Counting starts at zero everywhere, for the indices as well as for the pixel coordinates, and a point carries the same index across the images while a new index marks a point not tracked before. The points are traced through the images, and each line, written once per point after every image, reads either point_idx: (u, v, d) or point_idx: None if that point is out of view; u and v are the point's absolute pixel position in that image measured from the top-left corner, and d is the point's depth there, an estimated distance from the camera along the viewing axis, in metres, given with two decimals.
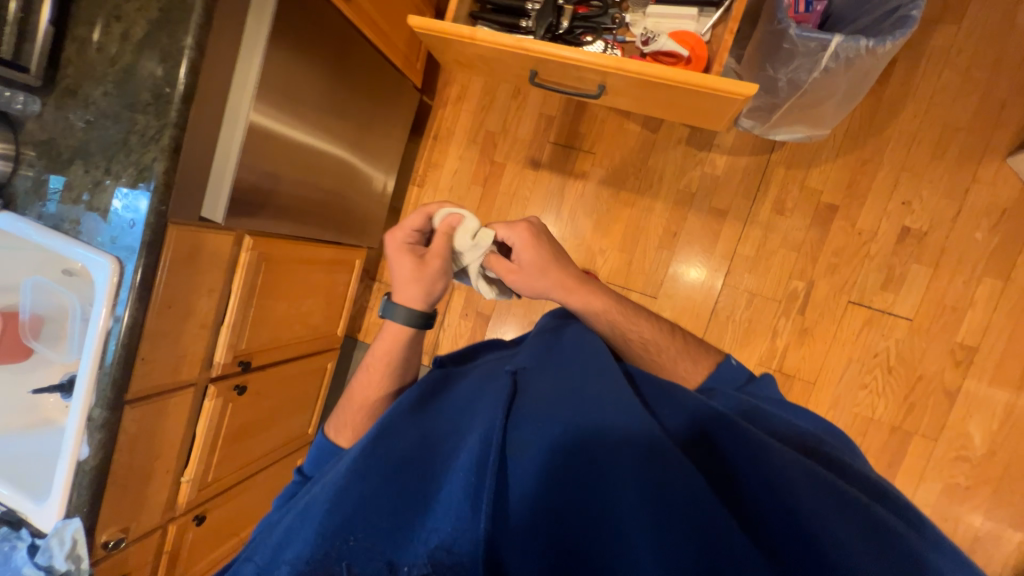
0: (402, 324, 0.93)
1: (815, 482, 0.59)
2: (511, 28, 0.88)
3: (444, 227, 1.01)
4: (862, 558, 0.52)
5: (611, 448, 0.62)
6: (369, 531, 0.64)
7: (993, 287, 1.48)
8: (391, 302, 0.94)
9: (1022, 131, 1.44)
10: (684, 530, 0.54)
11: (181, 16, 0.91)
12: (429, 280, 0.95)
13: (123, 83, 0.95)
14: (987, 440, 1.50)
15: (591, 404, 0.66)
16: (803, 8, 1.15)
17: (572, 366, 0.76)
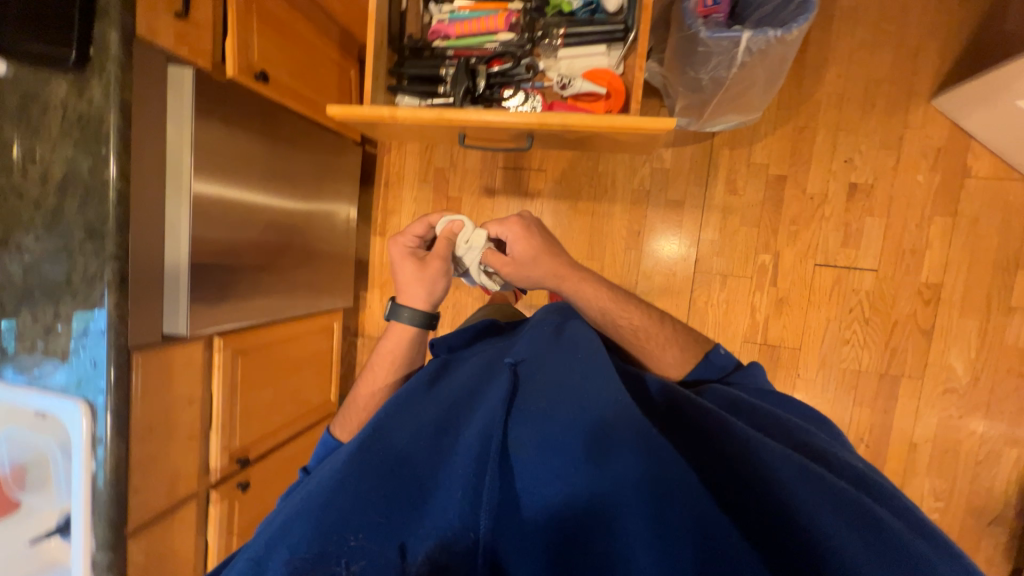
0: (406, 325, 0.99)
1: (808, 470, 0.58)
2: (430, 95, 0.90)
3: (445, 233, 1.02)
4: (857, 550, 0.50)
5: (606, 437, 0.62)
6: (367, 529, 0.60)
7: (944, 224, 1.54)
8: (396, 304, 0.99)
9: (939, 72, 1.50)
10: (678, 519, 0.55)
11: (97, 147, 0.89)
12: (431, 282, 0.99)
13: (53, 224, 0.92)
14: (969, 368, 1.56)
15: (586, 396, 0.69)
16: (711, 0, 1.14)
17: (568, 363, 0.78)
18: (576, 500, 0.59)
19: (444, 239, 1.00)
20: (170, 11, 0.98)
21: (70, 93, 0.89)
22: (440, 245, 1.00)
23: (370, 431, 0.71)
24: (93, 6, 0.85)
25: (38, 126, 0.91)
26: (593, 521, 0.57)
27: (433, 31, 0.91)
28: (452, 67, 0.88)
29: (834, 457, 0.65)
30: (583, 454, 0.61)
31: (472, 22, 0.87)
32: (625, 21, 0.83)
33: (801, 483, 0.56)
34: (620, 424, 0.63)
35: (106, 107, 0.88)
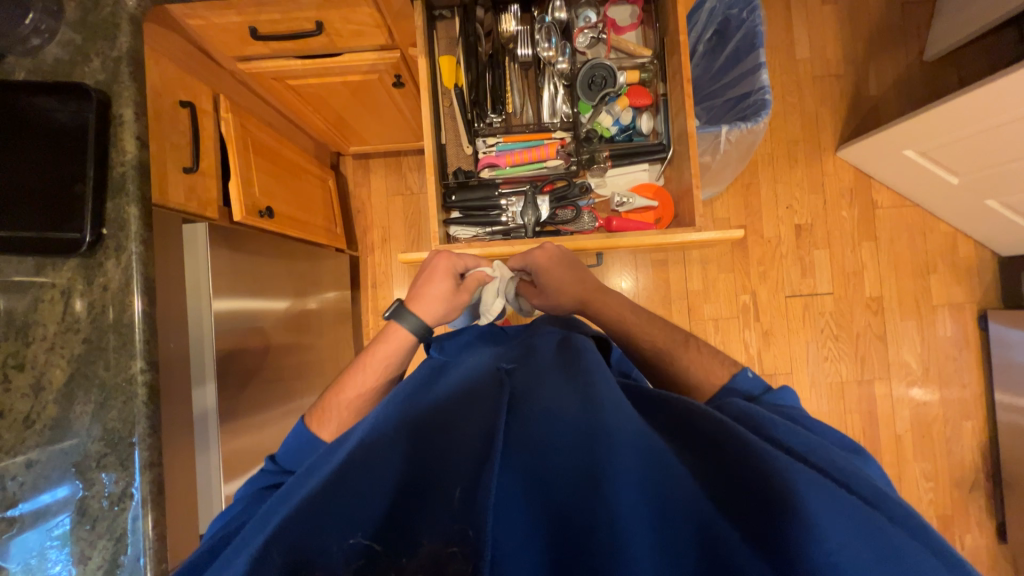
0: (409, 332, 0.78)
1: (833, 496, 0.43)
2: (490, 224, 0.94)
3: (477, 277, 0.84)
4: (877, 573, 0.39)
5: (613, 441, 0.49)
6: (366, 527, 0.46)
7: (871, 247, 1.86)
8: (403, 305, 0.79)
9: (837, 130, 1.86)
10: (681, 526, 0.45)
11: (117, 339, 0.75)
12: (454, 305, 0.81)
13: (56, 440, 0.74)
14: (920, 360, 1.85)
15: (589, 392, 0.54)
16: None
17: (567, 358, 0.63)
18: (577, 506, 0.47)
19: (481, 278, 0.84)
20: (179, 167, 0.90)
21: (76, 280, 0.75)
22: (474, 276, 0.84)
23: (356, 440, 0.54)
24: (105, 182, 0.75)
25: (28, 322, 0.74)
26: (591, 530, 0.45)
27: (481, 162, 0.94)
28: (512, 198, 0.95)
29: (865, 477, 0.48)
30: (578, 461, 0.49)
31: (522, 153, 0.93)
32: (662, 142, 0.94)
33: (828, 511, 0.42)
34: (621, 428, 0.50)
35: (127, 291, 0.75)
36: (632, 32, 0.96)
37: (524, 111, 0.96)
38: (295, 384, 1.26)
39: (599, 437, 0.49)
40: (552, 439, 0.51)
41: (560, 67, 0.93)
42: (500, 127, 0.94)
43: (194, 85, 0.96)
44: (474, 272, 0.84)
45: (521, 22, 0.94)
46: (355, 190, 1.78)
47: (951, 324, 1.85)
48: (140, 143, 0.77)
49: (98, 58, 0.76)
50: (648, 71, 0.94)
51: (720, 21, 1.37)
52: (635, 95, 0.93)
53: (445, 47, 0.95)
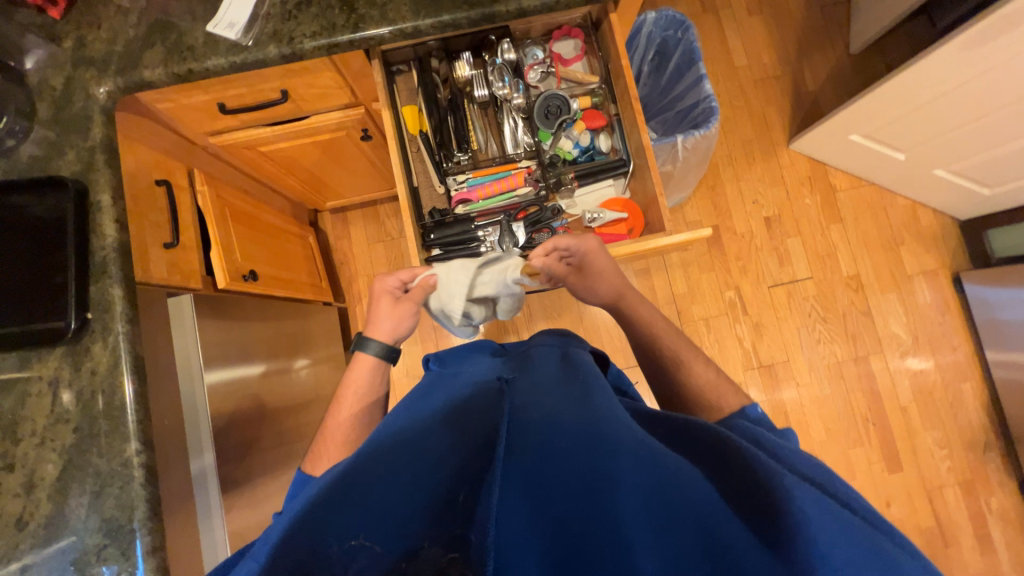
0: (373, 357, 0.86)
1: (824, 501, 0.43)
2: (471, 256, 0.97)
3: (422, 285, 0.85)
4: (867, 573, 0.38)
5: (612, 447, 0.49)
6: (371, 530, 0.46)
7: (839, 228, 1.94)
8: (362, 335, 0.87)
9: (786, 125, 1.97)
10: (683, 534, 0.43)
11: (109, 423, 0.74)
12: (406, 320, 0.86)
13: (53, 538, 0.71)
14: (908, 330, 1.89)
15: (590, 406, 0.55)
16: None
17: (567, 376, 0.64)
18: (577, 514, 0.46)
19: (424, 284, 0.84)
20: (160, 244, 0.91)
21: (63, 369, 0.74)
22: (417, 285, 0.86)
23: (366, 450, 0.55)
24: (87, 267, 0.76)
25: (17, 419, 0.73)
26: (592, 537, 0.44)
27: (454, 199, 0.97)
28: (488, 229, 0.98)
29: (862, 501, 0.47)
30: (580, 469, 0.48)
31: (492, 185, 0.97)
32: (621, 157, 0.99)
33: (835, 526, 0.41)
34: (621, 436, 0.50)
35: (116, 372, 0.75)
36: (578, 62, 1.02)
37: (489, 146, 1.01)
38: (295, 445, 1.23)
39: (598, 443, 0.50)
40: (552, 447, 0.51)
41: (516, 102, 1.00)
42: (468, 163, 0.99)
43: (169, 164, 0.99)
44: (415, 281, 0.86)
45: (474, 66, 1.01)
46: (336, 244, 1.80)
47: (929, 291, 1.91)
48: (120, 226, 0.79)
49: (73, 150, 0.79)
50: (599, 96, 1.01)
51: (659, 43, 1.47)
52: (590, 119, 0.99)
53: (406, 97, 1.01)
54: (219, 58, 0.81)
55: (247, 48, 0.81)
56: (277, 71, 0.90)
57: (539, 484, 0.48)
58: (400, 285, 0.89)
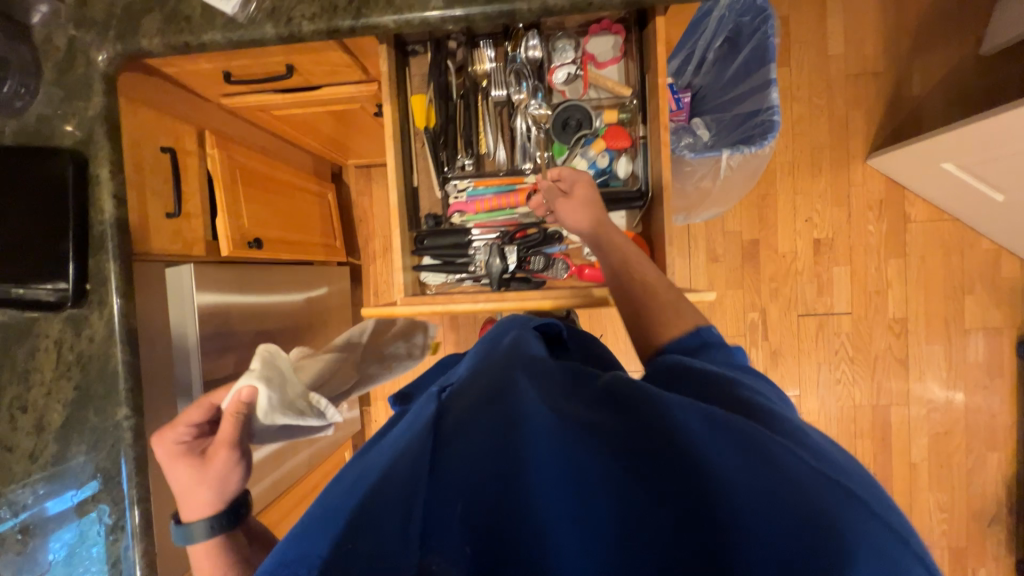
0: (208, 538, 0.61)
1: (747, 435, 0.43)
2: (459, 271, 0.93)
3: (231, 411, 0.65)
4: (797, 498, 0.39)
5: (537, 425, 0.46)
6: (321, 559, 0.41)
7: (899, 264, 1.72)
8: (180, 522, 0.62)
9: (869, 135, 1.70)
10: (626, 505, 0.42)
11: (105, 389, 0.81)
12: (226, 475, 0.64)
13: (59, 475, 0.81)
14: (945, 388, 1.73)
15: (507, 377, 0.53)
16: (675, 106, 1.31)
17: (491, 355, 0.62)
18: (518, 489, 0.43)
19: (234, 407, 0.65)
20: (162, 212, 0.93)
21: (66, 333, 0.81)
22: (227, 415, 0.65)
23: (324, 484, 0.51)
24: (85, 240, 0.79)
25: (28, 369, 0.81)
26: (538, 512, 0.42)
27: (451, 208, 0.93)
28: (480, 246, 0.92)
29: (787, 416, 0.48)
30: (505, 440, 0.45)
31: (492, 199, 0.91)
32: (640, 187, 0.90)
33: (764, 470, 0.40)
34: (538, 404, 0.48)
35: (111, 343, 0.80)
36: (614, 66, 0.90)
37: (498, 154, 0.92)
38: None
39: (519, 413, 0.47)
40: (476, 420, 0.48)
41: (533, 108, 0.90)
42: (471, 171, 0.92)
43: (176, 127, 0.98)
44: (223, 412, 0.65)
45: (495, 59, 0.90)
46: (356, 199, 1.79)
47: (983, 350, 1.71)
48: (117, 201, 0.80)
49: (75, 118, 0.79)
50: (628, 111, 0.90)
51: (731, 29, 1.27)
52: (613, 137, 0.89)
53: (419, 84, 0.93)
54: (214, 33, 0.75)
55: (243, 24, 0.75)
56: (280, 46, 0.84)
57: (468, 473, 0.44)
58: (193, 433, 0.68)
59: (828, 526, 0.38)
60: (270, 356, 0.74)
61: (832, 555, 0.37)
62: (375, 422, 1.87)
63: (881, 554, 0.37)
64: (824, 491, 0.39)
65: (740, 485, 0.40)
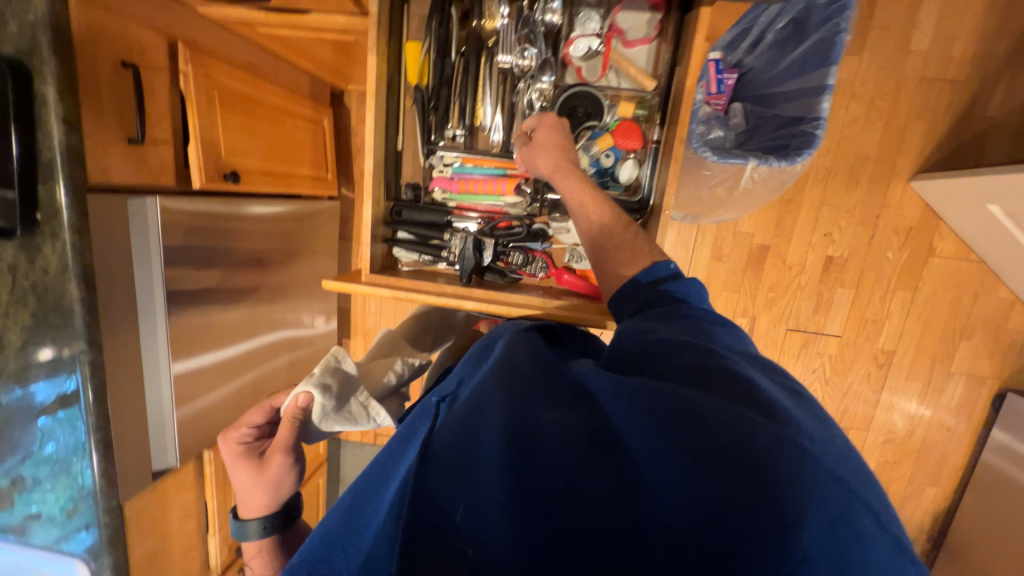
0: (262, 535, 0.69)
1: (713, 414, 0.48)
2: (431, 255, 0.86)
3: (287, 415, 0.72)
4: (764, 464, 0.44)
5: (523, 417, 0.51)
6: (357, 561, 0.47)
7: (905, 297, 1.65)
8: (238, 518, 0.70)
9: (922, 153, 1.53)
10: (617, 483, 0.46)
11: (61, 320, 0.81)
12: (277, 481, 0.71)
13: (20, 391, 0.84)
14: (909, 423, 1.75)
15: (492, 379, 0.58)
16: (715, 88, 1.16)
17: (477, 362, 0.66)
18: (515, 470, 0.47)
19: (290, 411, 0.71)
20: (122, 138, 0.84)
21: (18, 259, 0.78)
22: (285, 422, 0.72)
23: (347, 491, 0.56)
24: (34, 165, 0.73)
25: None
26: (541, 491, 0.46)
27: (433, 182, 0.84)
28: (458, 231, 0.84)
29: (755, 382, 0.52)
30: (497, 430, 0.50)
31: (479, 182, 0.82)
32: (642, 196, 0.81)
33: (732, 440, 0.45)
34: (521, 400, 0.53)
35: (65, 276, 0.78)
36: (643, 47, 0.77)
37: (493, 131, 0.82)
38: (266, 334, 1.34)
39: (506, 408, 0.52)
40: (469, 418, 0.52)
41: (542, 85, 0.78)
42: (462, 143, 0.83)
43: (140, 37, 0.86)
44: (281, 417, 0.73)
45: (509, 15, 0.76)
46: (354, 129, 1.66)
47: (959, 396, 1.71)
48: (67, 127, 0.73)
49: (17, 21, 0.69)
50: (646, 107, 0.79)
51: (801, 9, 1.08)
52: (623, 135, 0.77)
53: (417, 30, 0.81)
54: None
55: None
56: None
57: (461, 490, 0.46)
58: (254, 434, 0.76)
59: (779, 479, 0.43)
60: (333, 360, 0.79)
61: (793, 511, 0.41)
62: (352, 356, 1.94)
63: (843, 497, 0.42)
64: (786, 452, 0.44)
65: (704, 459, 0.45)
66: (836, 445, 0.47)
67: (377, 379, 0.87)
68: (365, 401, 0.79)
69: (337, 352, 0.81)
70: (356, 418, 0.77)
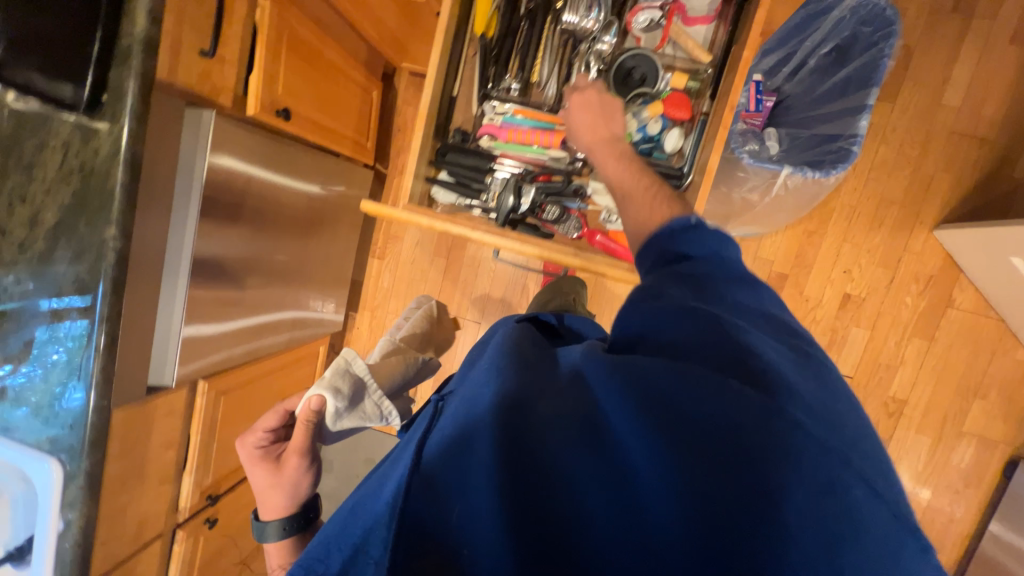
0: (282, 538, 0.68)
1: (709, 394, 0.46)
2: (469, 197, 0.88)
3: (303, 420, 0.69)
4: (761, 445, 0.43)
5: (515, 401, 0.48)
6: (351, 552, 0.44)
7: (921, 345, 1.63)
8: (258, 519, 0.69)
9: (948, 204, 1.56)
10: (618, 469, 0.45)
11: (100, 204, 0.81)
12: (296, 483, 0.69)
13: (42, 272, 0.85)
14: (914, 478, 1.68)
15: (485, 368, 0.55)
16: (754, 106, 1.18)
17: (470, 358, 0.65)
18: (510, 455, 0.44)
19: (305, 415, 0.69)
20: (194, 50, 0.88)
21: (75, 140, 0.81)
22: (299, 429, 0.68)
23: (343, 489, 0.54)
24: (111, 50, 0.77)
25: (34, 163, 0.82)
26: (537, 477, 0.44)
27: (482, 128, 0.86)
28: (499, 176, 0.87)
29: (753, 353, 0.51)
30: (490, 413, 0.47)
31: (527, 132, 0.84)
32: (682, 168, 0.83)
33: (727, 421, 0.44)
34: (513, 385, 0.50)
35: (114, 161, 0.80)
36: (703, 26, 0.81)
37: (547, 86, 0.85)
38: (283, 281, 1.34)
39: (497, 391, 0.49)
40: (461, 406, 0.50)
41: (601, 47, 0.82)
42: (516, 96, 0.86)
43: None
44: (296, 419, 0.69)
45: None
46: (399, 108, 1.73)
47: (970, 457, 1.65)
48: (151, 20, 0.77)
49: None
50: (699, 80, 0.82)
51: (845, 37, 1.13)
52: (673, 104, 0.80)
53: None
54: None
55: None
56: None
57: (455, 484, 0.44)
58: (269, 436, 0.72)
59: (773, 461, 0.43)
60: (345, 363, 0.80)
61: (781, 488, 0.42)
62: (357, 329, 1.92)
63: (829, 470, 0.43)
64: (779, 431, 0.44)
65: (706, 446, 0.44)
66: (824, 419, 0.47)
67: (387, 376, 0.90)
68: (379, 401, 0.80)
69: (347, 357, 0.81)
70: (369, 416, 0.78)
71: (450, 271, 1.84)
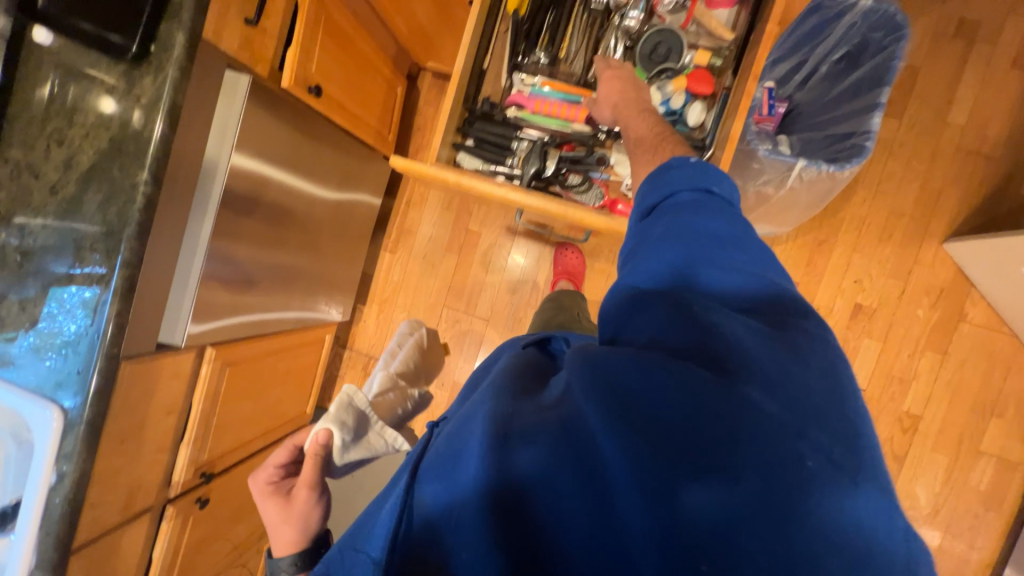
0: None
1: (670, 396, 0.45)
2: (495, 162, 0.91)
3: (312, 453, 0.69)
4: (725, 453, 0.42)
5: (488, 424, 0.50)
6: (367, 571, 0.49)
7: (934, 359, 1.61)
8: (268, 557, 0.66)
9: (956, 219, 1.58)
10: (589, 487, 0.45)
11: (136, 149, 0.84)
12: (306, 516, 0.66)
13: (70, 214, 0.86)
14: (931, 500, 1.62)
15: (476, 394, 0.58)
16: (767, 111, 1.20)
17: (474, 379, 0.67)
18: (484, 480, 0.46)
19: (313, 449, 0.69)
20: (240, 16, 0.93)
21: (119, 88, 0.84)
22: (308, 462, 0.68)
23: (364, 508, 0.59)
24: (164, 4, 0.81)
25: (76, 108, 0.85)
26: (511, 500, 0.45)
27: (510, 98, 0.90)
28: (526, 142, 0.90)
29: (725, 336, 0.49)
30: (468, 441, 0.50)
31: (555, 104, 0.88)
32: (704, 140, 0.86)
33: (689, 428, 0.43)
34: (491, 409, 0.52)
35: (155, 108, 0.83)
36: (726, 9, 0.84)
37: (574, 60, 0.90)
38: (299, 258, 1.35)
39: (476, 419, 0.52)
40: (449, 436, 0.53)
41: (629, 23, 0.86)
42: (544, 68, 0.89)
43: None
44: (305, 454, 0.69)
45: None
46: (421, 107, 1.79)
47: (988, 479, 1.59)
48: None
49: None
50: (722, 58, 0.85)
51: (856, 43, 1.19)
52: (695, 79, 0.85)
53: None
54: None
55: None
56: None
57: (446, 517, 0.48)
58: (281, 473, 0.71)
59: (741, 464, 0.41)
60: (348, 398, 0.79)
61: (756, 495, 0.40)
62: (363, 322, 1.91)
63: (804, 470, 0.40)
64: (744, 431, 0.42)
65: (669, 457, 0.43)
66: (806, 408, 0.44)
67: (388, 411, 0.94)
68: (385, 433, 0.79)
69: (350, 391, 0.80)
70: (376, 449, 0.76)
71: (461, 267, 1.85)
